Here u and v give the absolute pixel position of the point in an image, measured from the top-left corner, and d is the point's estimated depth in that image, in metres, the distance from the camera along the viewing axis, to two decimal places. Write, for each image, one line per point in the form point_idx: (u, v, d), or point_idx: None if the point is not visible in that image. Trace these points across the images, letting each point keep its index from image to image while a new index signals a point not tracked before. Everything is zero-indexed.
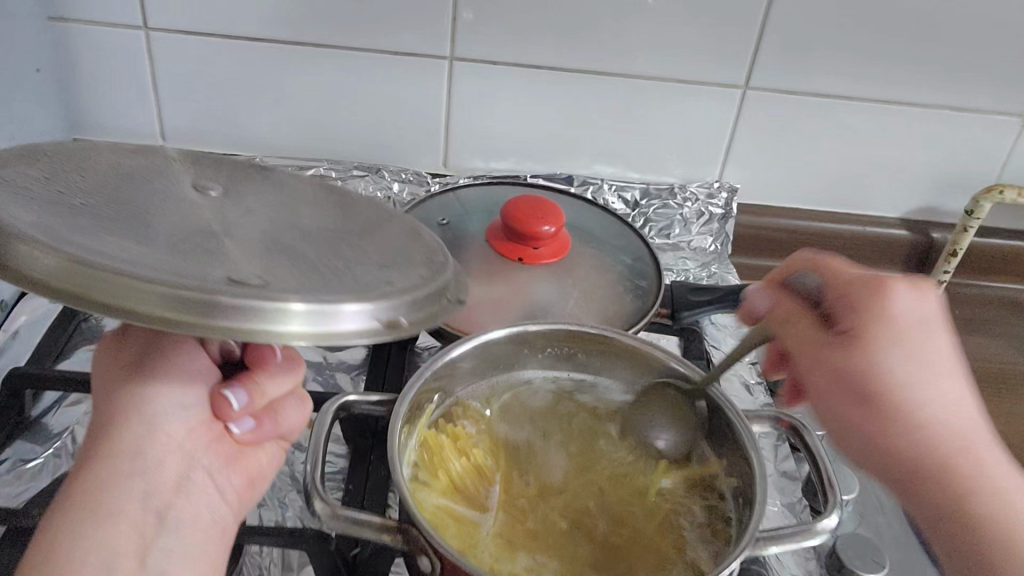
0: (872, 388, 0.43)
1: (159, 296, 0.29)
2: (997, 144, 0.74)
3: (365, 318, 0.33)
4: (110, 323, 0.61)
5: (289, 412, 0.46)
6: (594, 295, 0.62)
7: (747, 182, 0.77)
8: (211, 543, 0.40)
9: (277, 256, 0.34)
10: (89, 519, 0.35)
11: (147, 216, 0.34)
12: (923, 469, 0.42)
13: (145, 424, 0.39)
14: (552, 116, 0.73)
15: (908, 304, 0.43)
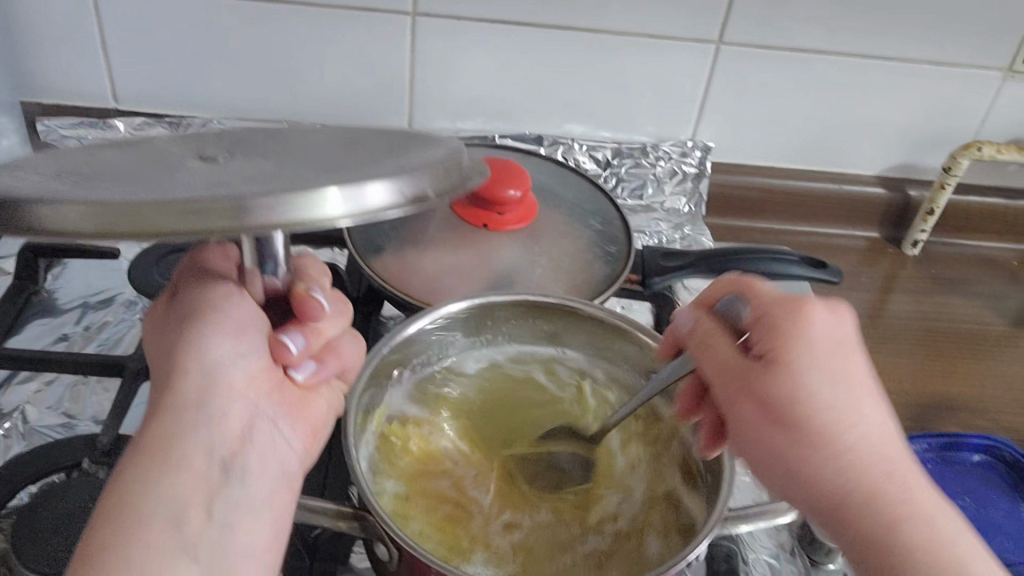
0: (791, 415, 0.34)
1: (178, 211, 0.25)
2: (977, 99, 0.71)
3: (394, 187, 0.29)
4: (63, 296, 0.60)
5: (348, 348, 0.42)
6: (566, 263, 0.56)
7: (721, 139, 0.74)
8: (283, 492, 0.38)
9: (286, 161, 0.30)
10: (154, 473, 0.32)
11: (145, 161, 0.29)
12: (857, 519, 0.33)
13: (209, 373, 0.36)
14: (520, 72, 0.70)
15: (828, 326, 0.36)
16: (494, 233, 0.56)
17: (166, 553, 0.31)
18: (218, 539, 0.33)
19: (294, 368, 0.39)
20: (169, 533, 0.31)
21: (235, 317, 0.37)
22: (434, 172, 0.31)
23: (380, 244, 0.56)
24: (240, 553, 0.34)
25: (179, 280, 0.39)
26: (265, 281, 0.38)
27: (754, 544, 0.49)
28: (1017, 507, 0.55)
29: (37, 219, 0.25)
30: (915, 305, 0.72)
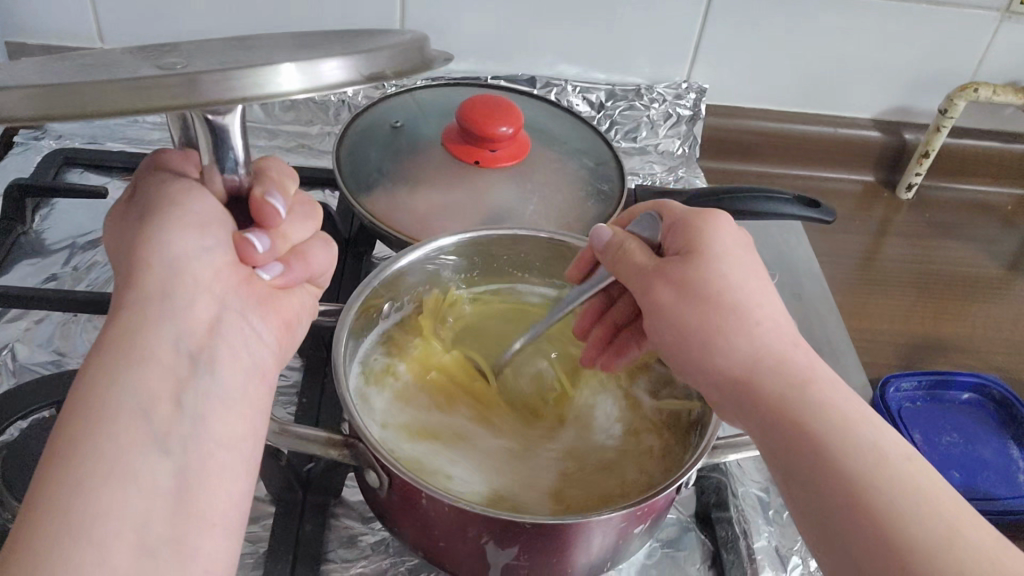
0: (700, 301, 0.36)
1: (125, 89, 0.25)
2: (975, 41, 0.71)
3: (352, 66, 0.29)
4: (51, 237, 0.59)
5: (318, 255, 0.42)
6: (558, 200, 0.56)
7: (716, 82, 0.74)
8: (254, 386, 0.37)
9: (237, 46, 0.29)
10: (119, 365, 0.32)
11: (89, 56, 0.28)
12: (756, 390, 0.34)
13: (168, 266, 0.35)
14: (512, 11, 0.69)
15: (727, 233, 0.38)
16: (486, 170, 0.56)
17: (135, 444, 0.30)
18: (190, 430, 0.32)
19: (261, 268, 0.39)
20: (138, 424, 0.31)
21: (197, 214, 0.36)
22: (393, 50, 0.30)
23: (373, 178, 0.55)
24: (214, 443, 0.33)
25: (138, 182, 0.39)
26: (224, 178, 0.37)
27: (743, 475, 0.50)
28: (1005, 444, 0.55)
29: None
30: (908, 248, 0.72)
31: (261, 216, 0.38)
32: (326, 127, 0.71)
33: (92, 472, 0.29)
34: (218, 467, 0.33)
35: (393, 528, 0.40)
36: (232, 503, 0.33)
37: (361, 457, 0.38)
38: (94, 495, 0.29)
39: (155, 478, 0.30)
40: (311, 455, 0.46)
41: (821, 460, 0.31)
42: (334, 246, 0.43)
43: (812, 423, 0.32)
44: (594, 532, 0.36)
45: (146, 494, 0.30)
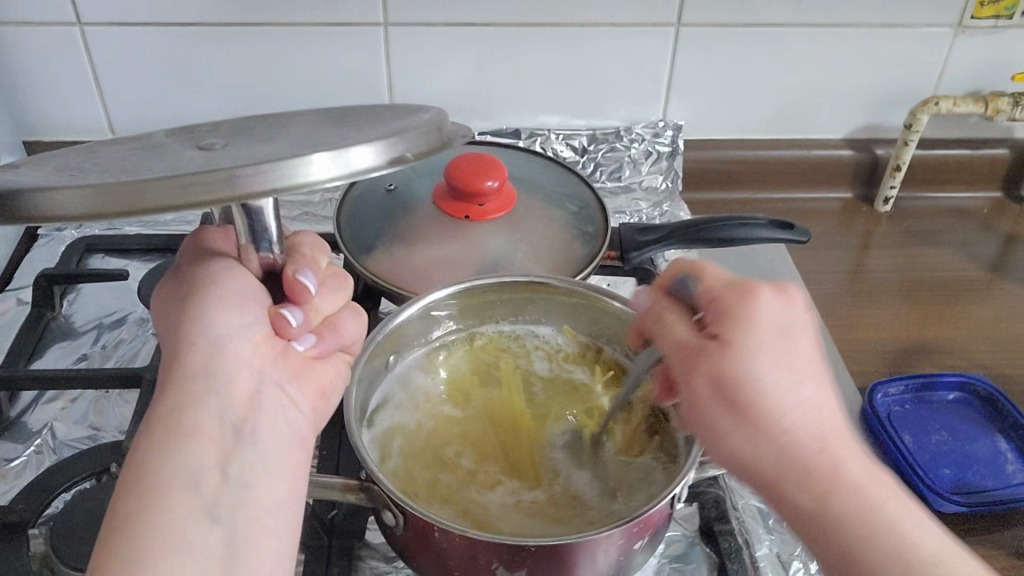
0: (736, 398, 0.36)
1: (174, 186, 0.30)
2: (933, 56, 0.74)
3: (376, 152, 0.34)
4: (77, 320, 0.63)
5: (349, 323, 0.45)
6: (545, 244, 0.60)
7: (691, 117, 0.78)
8: (293, 453, 0.40)
9: (269, 141, 0.34)
10: (169, 443, 0.36)
11: (146, 154, 0.33)
12: (794, 489, 0.36)
13: (213, 344, 0.39)
14: (493, 70, 0.73)
15: (774, 311, 0.37)
16: (475, 223, 0.59)
17: (188, 513, 0.35)
18: (236, 498, 0.36)
19: (296, 340, 0.43)
20: (188, 495, 0.35)
21: (234, 293, 0.41)
22: (412, 137, 0.36)
23: (372, 239, 0.59)
24: (259, 507, 0.37)
25: (182, 262, 0.43)
26: (260, 257, 0.41)
27: (741, 487, 0.53)
28: (991, 437, 0.58)
29: (39, 206, 0.29)
30: (891, 259, 0.75)
31: (294, 292, 0.42)
32: (326, 194, 0.75)
33: (150, 541, 0.33)
34: (264, 529, 0.37)
35: (413, 563, 0.43)
36: (278, 561, 0.37)
37: (376, 499, 0.41)
38: (153, 562, 0.33)
39: (207, 543, 0.35)
40: (335, 502, 0.50)
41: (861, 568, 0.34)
42: (364, 317, 0.46)
43: (844, 531, 0.34)
44: (598, 551, 0.39)
45: (199, 558, 0.34)
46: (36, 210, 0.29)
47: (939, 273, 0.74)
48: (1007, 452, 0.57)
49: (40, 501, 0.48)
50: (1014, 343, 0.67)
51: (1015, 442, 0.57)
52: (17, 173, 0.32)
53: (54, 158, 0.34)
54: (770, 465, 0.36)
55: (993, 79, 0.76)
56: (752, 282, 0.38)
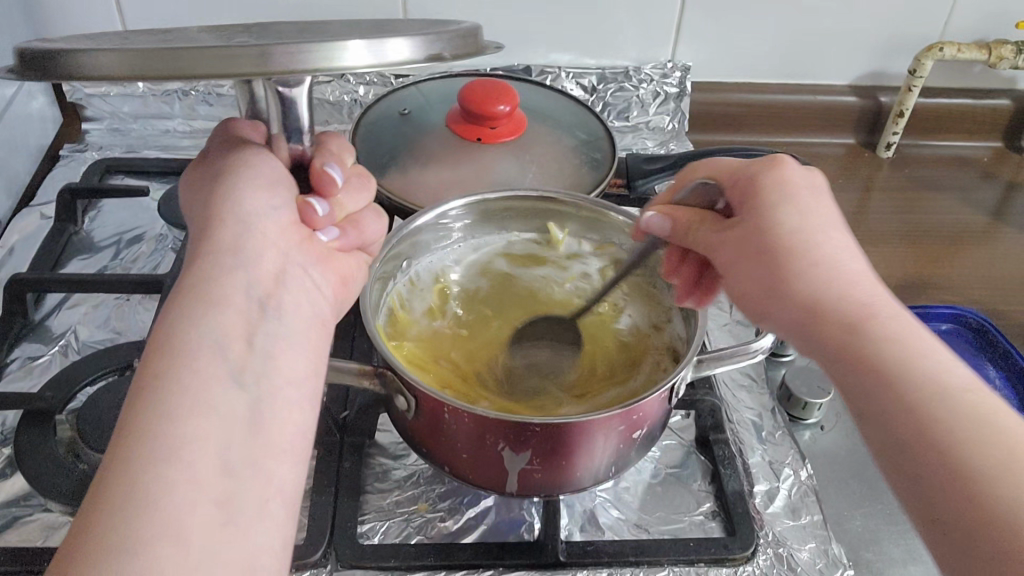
0: (772, 243, 0.39)
1: (211, 56, 0.29)
2: (941, 4, 0.76)
3: (413, 46, 0.33)
4: (99, 235, 0.65)
5: (370, 224, 0.47)
6: (555, 169, 0.61)
7: (700, 60, 0.79)
8: (316, 330, 0.40)
9: (303, 34, 0.33)
10: (196, 309, 0.35)
11: (178, 37, 0.32)
12: (830, 326, 0.36)
13: (241, 222, 0.39)
14: (506, 5, 0.75)
15: (802, 175, 0.42)
16: (488, 146, 0.62)
17: (215, 376, 0.33)
18: (262, 368, 0.35)
19: (321, 232, 0.43)
20: (215, 360, 0.34)
21: (262, 178, 0.41)
22: (446, 36, 0.34)
23: (388, 159, 0.61)
24: (284, 378, 0.36)
25: (210, 148, 0.44)
26: (290, 146, 0.43)
27: (735, 403, 0.55)
28: (981, 366, 0.60)
29: (75, 68, 0.29)
30: (892, 202, 0.77)
31: (321, 184, 0.43)
32: (341, 125, 0.77)
33: (175, 399, 0.31)
34: (289, 400, 0.35)
35: (423, 451, 0.45)
36: (302, 435, 0.36)
37: (388, 384, 0.44)
38: (179, 421, 0.31)
39: (233, 407, 0.33)
40: (349, 403, 0.52)
41: (889, 399, 0.33)
42: (386, 220, 0.48)
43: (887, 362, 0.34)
44: (597, 435, 0.41)
45: (226, 419, 0.32)
46: (69, 71, 0.29)
47: (939, 218, 0.75)
48: (995, 379, 0.59)
49: (68, 391, 0.50)
50: (1010, 284, 0.68)
51: (1004, 370, 0.59)
52: (56, 43, 0.31)
53: (84, 38, 0.33)
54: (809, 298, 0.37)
55: (998, 28, 0.77)
56: (781, 157, 0.43)
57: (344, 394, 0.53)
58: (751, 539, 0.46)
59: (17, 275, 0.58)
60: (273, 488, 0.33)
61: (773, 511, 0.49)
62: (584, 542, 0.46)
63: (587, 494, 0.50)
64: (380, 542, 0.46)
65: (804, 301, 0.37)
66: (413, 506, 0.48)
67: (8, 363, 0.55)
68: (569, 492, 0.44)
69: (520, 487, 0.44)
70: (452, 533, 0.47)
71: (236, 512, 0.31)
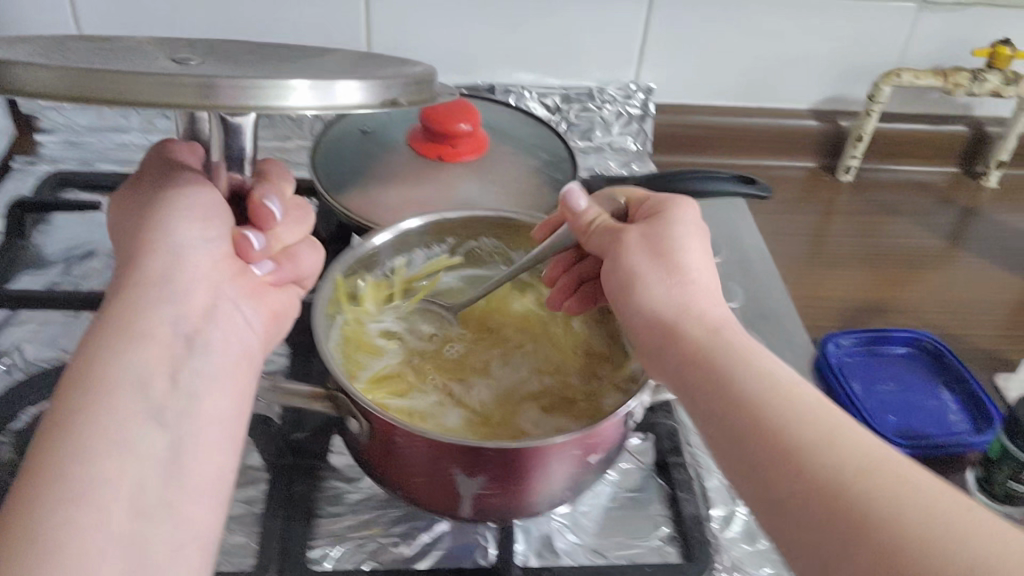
0: (648, 251, 0.41)
1: (153, 82, 0.29)
2: (898, 32, 0.77)
3: (365, 90, 0.34)
4: (49, 250, 0.64)
5: (305, 257, 0.48)
6: (516, 189, 0.61)
7: (662, 82, 0.80)
8: (244, 367, 0.40)
9: (254, 66, 0.34)
10: (119, 342, 0.35)
11: (122, 56, 0.32)
12: (681, 332, 0.38)
13: (170, 252, 0.39)
14: (471, 23, 0.75)
15: (693, 215, 0.43)
16: (450, 164, 0.61)
17: (133, 416, 0.33)
18: (181, 406, 0.35)
19: (254, 264, 0.44)
20: (135, 398, 0.33)
21: (194, 206, 0.41)
22: (404, 83, 0.36)
23: (347, 177, 0.60)
24: (207, 417, 0.36)
25: (144, 165, 0.44)
26: (229, 175, 0.44)
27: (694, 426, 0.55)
28: (936, 390, 0.60)
29: (5, 80, 0.28)
30: (852, 226, 0.77)
31: (258, 217, 0.44)
32: (302, 142, 0.76)
33: (90, 438, 0.31)
34: (209, 439, 0.35)
35: (376, 475, 0.44)
36: (222, 474, 0.35)
37: (341, 407, 0.43)
38: (93, 462, 0.31)
39: (150, 448, 0.33)
40: (302, 424, 0.51)
41: (733, 399, 0.34)
42: (323, 253, 0.49)
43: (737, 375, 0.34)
44: (552, 459, 0.41)
45: (141, 460, 0.32)
46: (1, 81, 0.29)
47: (897, 242, 0.76)
48: (950, 403, 0.58)
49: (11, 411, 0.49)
50: (965, 308, 0.69)
51: (958, 394, 0.59)
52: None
53: (26, 46, 0.33)
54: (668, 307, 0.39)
55: (954, 55, 0.79)
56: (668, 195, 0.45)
57: (298, 416, 0.52)
58: (707, 565, 0.45)
59: None
60: (191, 532, 0.33)
61: (730, 536, 0.48)
62: (540, 568, 0.45)
63: (544, 518, 0.49)
64: (332, 569, 0.45)
65: (663, 312, 0.39)
66: (366, 531, 0.47)
67: None
68: (523, 517, 0.44)
69: (473, 511, 0.43)
70: (405, 558, 0.46)
71: (149, 553, 0.31)
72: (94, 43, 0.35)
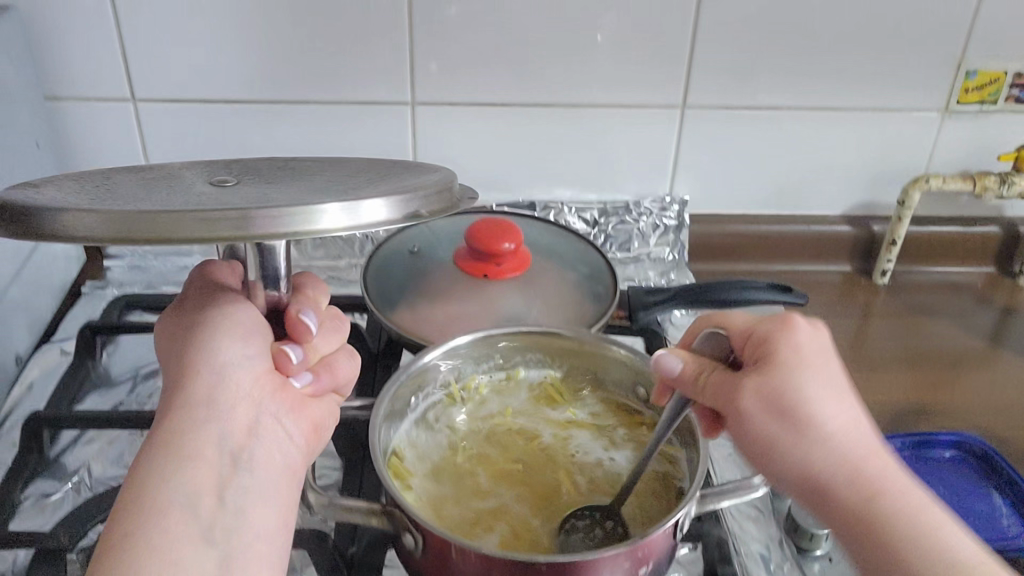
0: (779, 410, 0.41)
1: (193, 220, 0.31)
2: (922, 139, 0.80)
3: (391, 206, 0.35)
4: (115, 371, 0.67)
5: (344, 366, 0.48)
6: (558, 302, 0.63)
7: (696, 194, 0.83)
8: (288, 481, 0.42)
9: (288, 190, 0.35)
10: (169, 465, 0.37)
11: (155, 192, 0.34)
12: (836, 499, 0.40)
13: (215, 372, 0.41)
14: (512, 145, 0.79)
15: (809, 338, 0.42)
16: (494, 283, 0.64)
17: (183, 536, 0.35)
18: (230, 524, 0.37)
19: (293, 376, 0.45)
20: (185, 521, 0.36)
21: (236, 327, 0.43)
22: (430, 195, 0.38)
23: (397, 295, 0.63)
24: (255, 532, 0.38)
25: (188, 289, 0.47)
26: (267, 293, 0.45)
27: (742, 534, 0.55)
28: (986, 493, 0.60)
29: (55, 227, 0.31)
30: (891, 328, 0.78)
31: (297, 331, 0.46)
32: (352, 261, 0.80)
33: (144, 565, 0.34)
34: (256, 556, 0.37)
35: None
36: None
37: (397, 523, 0.44)
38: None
39: (200, 566, 0.35)
40: (355, 538, 0.52)
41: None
42: (360, 361, 0.49)
43: (896, 544, 0.38)
44: (603, 572, 0.41)
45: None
46: (48, 232, 0.31)
47: (938, 343, 0.77)
48: (1002, 507, 0.58)
49: (80, 529, 0.51)
50: (1012, 409, 0.69)
51: (1009, 497, 0.59)
52: (40, 191, 0.35)
53: (62, 189, 0.35)
54: (821, 468, 0.40)
55: (981, 159, 0.81)
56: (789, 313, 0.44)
57: (352, 530, 0.53)
58: None
59: (33, 413, 0.59)
60: None
61: None
62: None
63: None
64: None
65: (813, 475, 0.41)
66: None
67: (22, 502, 0.56)
68: None
69: None
70: None
71: None
72: (131, 180, 0.37)
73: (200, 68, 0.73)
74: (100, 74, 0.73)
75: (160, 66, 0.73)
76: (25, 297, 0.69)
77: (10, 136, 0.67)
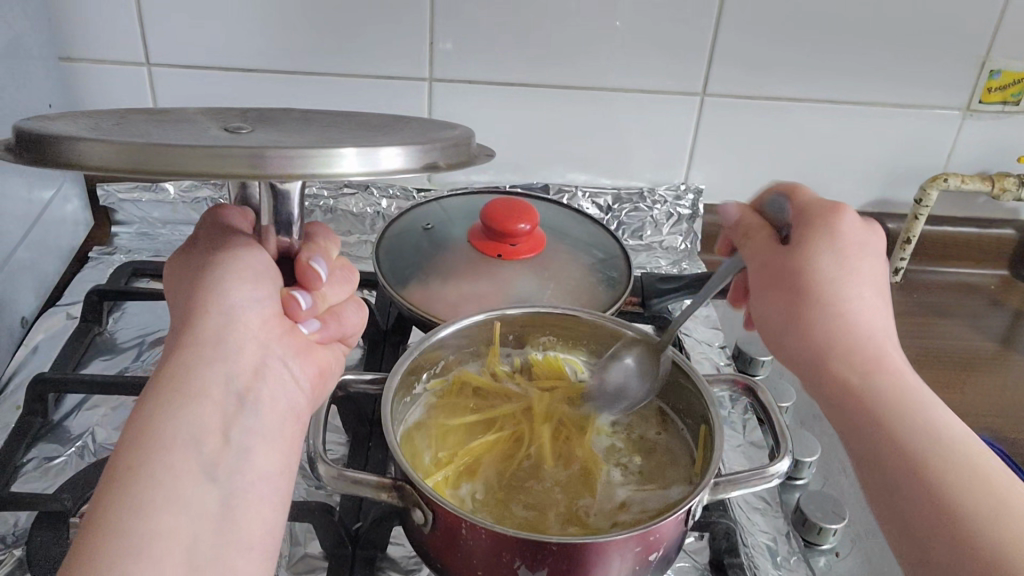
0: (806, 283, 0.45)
1: (210, 157, 0.29)
2: (942, 138, 0.79)
3: (409, 156, 0.34)
4: (121, 337, 0.67)
5: (349, 316, 0.50)
6: (571, 286, 0.63)
7: (712, 183, 0.83)
8: (290, 424, 0.42)
9: (304, 137, 0.34)
10: (174, 399, 0.36)
11: (171, 131, 0.33)
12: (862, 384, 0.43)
13: (226, 311, 0.41)
14: (528, 127, 0.79)
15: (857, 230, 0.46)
16: (507, 263, 0.63)
17: (188, 473, 0.35)
18: (234, 463, 0.37)
19: (303, 323, 0.46)
20: (189, 456, 0.35)
21: (249, 270, 0.44)
22: (445, 147, 0.36)
23: (409, 272, 0.63)
24: (257, 474, 0.38)
25: (199, 230, 0.47)
26: (278, 238, 0.46)
27: (748, 524, 0.55)
28: None
29: (70, 156, 0.30)
30: (902, 326, 0.78)
31: (306, 278, 0.47)
32: (363, 237, 0.80)
33: (146, 497, 0.33)
34: (258, 496, 0.37)
35: (437, 565, 0.45)
36: (268, 534, 0.37)
37: (407, 498, 0.44)
38: (150, 520, 0.32)
39: (203, 503, 0.35)
40: (361, 515, 0.52)
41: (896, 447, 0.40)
42: (365, 312, 0.52)
43: (904, 429, 0.41)
44: (613, 555, 0.41)
45: (192, 513, 0.34)
46: (65, 160, 0.30)
47: (949, 343, 0.76)
48: None
49: (83, 493, 0.50)
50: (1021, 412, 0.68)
51: None
52: (50, 124, 0.34)
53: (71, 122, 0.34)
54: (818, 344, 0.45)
55: (1000, 161, 0.81)
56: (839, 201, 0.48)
57: (357, 505, 0.53)
58: None
59: (39, 374, 0.57)
60: None
61: None
62: None
63: None
64: None
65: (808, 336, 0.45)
66: None
67: (25, 464, 0.55)
68: None
69: None
70: None
71: None
72: (147, 121, 0.36)
73: (216, 36, 0.72)
74: (116, 38, 0.72)
75: (176, 32, 0.72)
76: (32, 258, 0.68)
77: (23, 96, 0.66)
